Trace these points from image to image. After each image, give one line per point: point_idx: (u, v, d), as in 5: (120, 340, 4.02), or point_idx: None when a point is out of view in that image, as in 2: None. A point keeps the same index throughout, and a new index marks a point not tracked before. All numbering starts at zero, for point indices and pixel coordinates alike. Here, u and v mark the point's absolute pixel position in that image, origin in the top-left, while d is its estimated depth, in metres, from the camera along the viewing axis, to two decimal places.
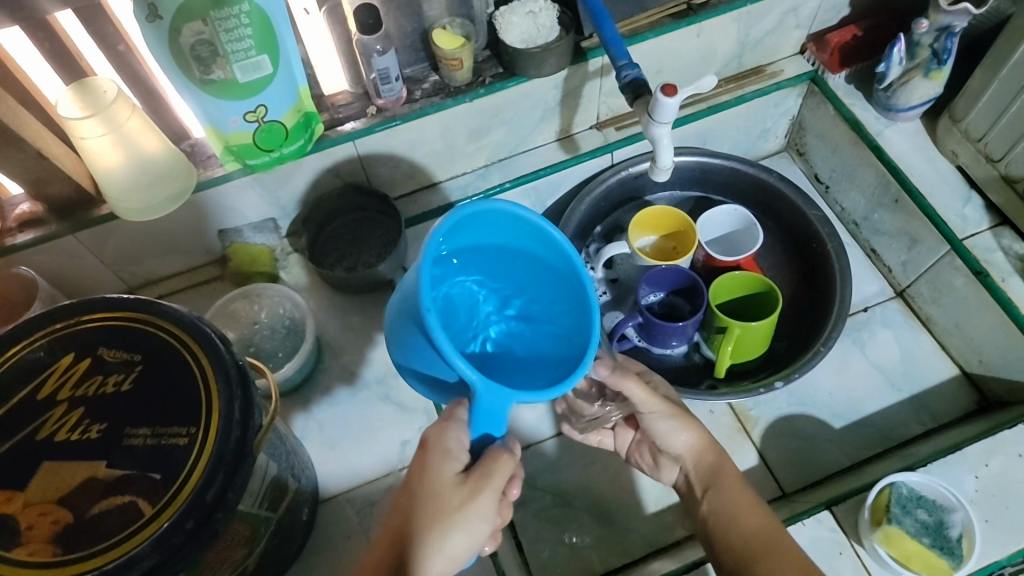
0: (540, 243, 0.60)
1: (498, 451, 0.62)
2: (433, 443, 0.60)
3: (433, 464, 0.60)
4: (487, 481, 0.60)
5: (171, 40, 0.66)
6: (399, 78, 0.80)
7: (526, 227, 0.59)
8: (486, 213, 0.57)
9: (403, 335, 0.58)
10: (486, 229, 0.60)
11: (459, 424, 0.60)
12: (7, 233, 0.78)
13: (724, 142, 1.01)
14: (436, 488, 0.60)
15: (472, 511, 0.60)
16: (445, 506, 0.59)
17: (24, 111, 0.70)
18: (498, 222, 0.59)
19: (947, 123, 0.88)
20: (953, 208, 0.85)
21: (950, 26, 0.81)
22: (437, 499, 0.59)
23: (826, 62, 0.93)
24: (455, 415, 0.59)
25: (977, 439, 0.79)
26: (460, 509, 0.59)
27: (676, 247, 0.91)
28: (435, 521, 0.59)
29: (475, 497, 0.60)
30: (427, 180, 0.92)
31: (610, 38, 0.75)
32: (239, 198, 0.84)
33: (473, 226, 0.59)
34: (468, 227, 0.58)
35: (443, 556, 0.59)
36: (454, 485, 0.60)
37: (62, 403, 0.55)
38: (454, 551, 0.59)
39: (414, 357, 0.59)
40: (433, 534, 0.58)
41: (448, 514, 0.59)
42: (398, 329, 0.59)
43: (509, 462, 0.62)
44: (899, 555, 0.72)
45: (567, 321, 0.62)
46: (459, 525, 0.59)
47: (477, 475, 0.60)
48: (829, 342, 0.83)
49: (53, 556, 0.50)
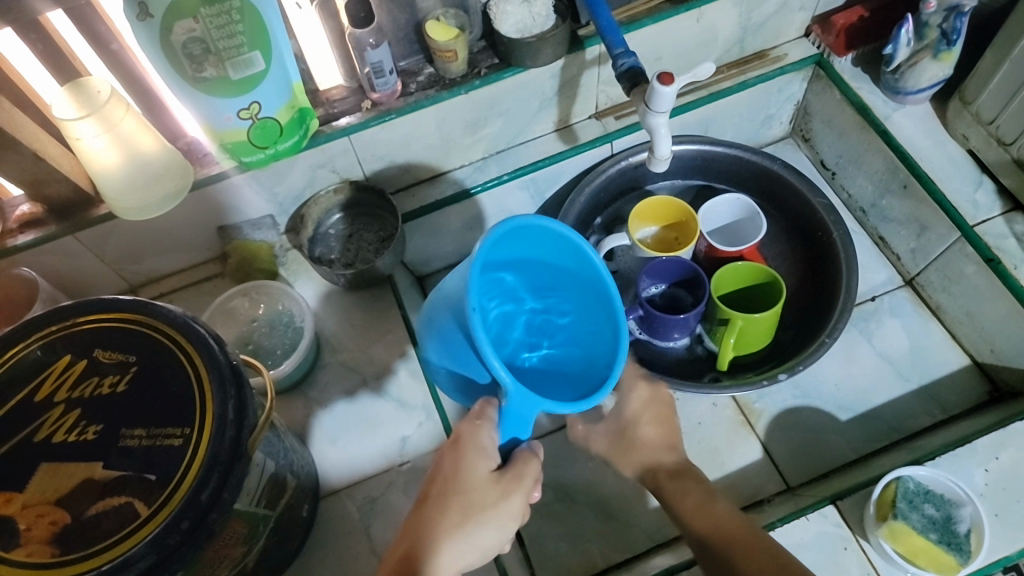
0: (580, 264, 0.62)
1: (527, 455, 0.64)
2: (469, 442, 0.61)
3: (468, 461, 0.61)
4: (519, 482, 0.62)
5: (163, 39, 0.65)
6: (393, 71, 0.79)
7: (568, 247, 0.61)
8: (533, 231, 0.59)
9: (443, 332, 0.61)
10: (528, 245, 0.61)
11: (486, 422, 0.60)
12: (8, 234, 0.79)
13: (726, 129, 0.99)
14: (472, 484, 0.61)
15: (505, 510, 0.62)
16: (481, 503, 0.61)
17: (19, 112, 0.70)
18: (542, 241, 0.61)
19: (957, 106, 0.85)
20: (964, 193, 0.83)
21: (960, 6, 0.79)
22: (471, 495, 0.61)
23: (831, 45, 0.91)
24: (487, 413, 0.60)
25: (988, 432, 0.77)
26: (495, 506, 0.61)
27: (677, 237, 0.90)
28: (473, 515, 0.61)
29: (509, 496, 0.62)
30: (425, 174, 0.91)
31: (606, 26, 0.74)
32: (236, 195, 0.83)
33: (518, 242, 0.60)
34: (513, 241, 0.60)
35: (478, 550, 0.61)
36: (489, 481, 0.62)
37: (59, 404, 0.56)
38: (487, 545, 0.61)
39: (449, 353, 0.62)
40: (470, 528, 0.60)
41: (483, 510, 0.61)
42: (437, 328, 0.62)
43: (536, 465, 0.64)
44: (905, 551, 0.70)
45: (594, 342, 0.64)
46: (493, 520, 0.61)
47: (510, 475, 0.62)
48: (834, 333, 0.81)
49: (51, 557, 0.50)
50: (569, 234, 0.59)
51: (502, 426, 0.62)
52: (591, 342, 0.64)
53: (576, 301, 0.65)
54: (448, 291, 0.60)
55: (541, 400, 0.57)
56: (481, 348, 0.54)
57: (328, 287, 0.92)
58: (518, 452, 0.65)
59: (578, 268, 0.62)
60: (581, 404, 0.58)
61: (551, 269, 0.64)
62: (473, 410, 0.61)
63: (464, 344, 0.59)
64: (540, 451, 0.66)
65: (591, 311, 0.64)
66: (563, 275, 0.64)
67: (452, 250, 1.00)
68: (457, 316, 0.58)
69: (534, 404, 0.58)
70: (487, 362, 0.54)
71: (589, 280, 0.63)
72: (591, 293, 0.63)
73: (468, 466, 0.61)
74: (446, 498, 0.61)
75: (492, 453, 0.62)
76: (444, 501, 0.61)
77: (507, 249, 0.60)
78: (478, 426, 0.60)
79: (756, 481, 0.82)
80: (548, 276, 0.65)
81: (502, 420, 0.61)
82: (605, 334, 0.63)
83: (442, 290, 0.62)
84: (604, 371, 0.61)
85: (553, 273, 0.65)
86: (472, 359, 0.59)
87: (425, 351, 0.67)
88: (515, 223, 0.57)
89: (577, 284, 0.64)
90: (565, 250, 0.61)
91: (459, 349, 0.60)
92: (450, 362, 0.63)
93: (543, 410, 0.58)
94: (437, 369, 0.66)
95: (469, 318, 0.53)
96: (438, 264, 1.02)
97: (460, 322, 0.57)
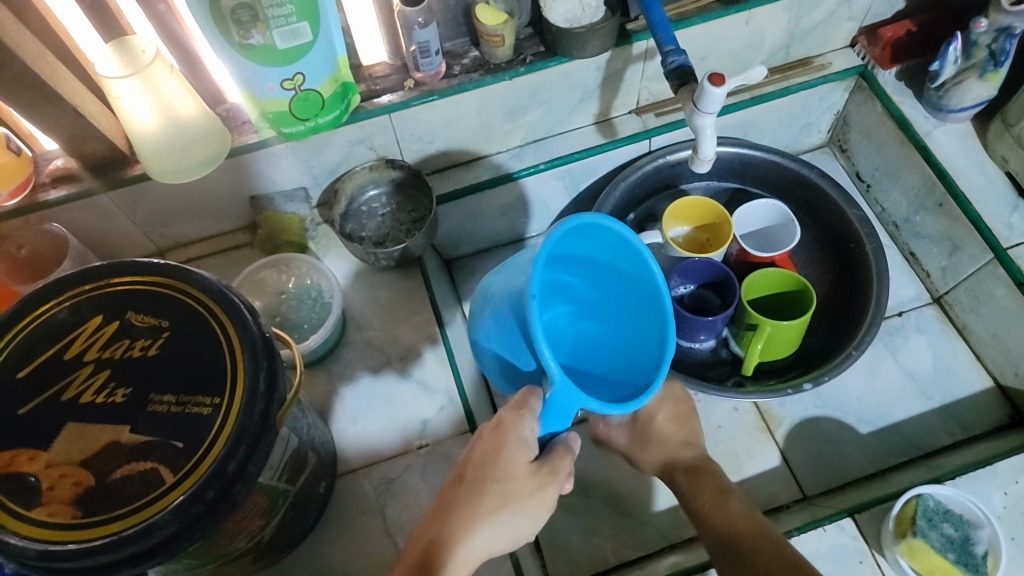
0: (639, 271, 0.62)
1: (561, 448, 0.64)
2: (511, 430, 0.60)
3: (509, 452, 0.60)
4: (554, 475, 0.62)
5: (212, 3, 0.64)
6: (439, 52, 0.78)
7: (629, 251, 0.61)
8: (599, 229, 0.59)
9: (498, 314, 0.61)
10: (589, 244, 0.61)
11: (529, 412, 0.59)
12: (40, 188, 0.78)
13: (765, 134, 0.99)
14: (512, 474, 0.60)
15: (539, 501, 0.62)
16: (520, 492, 0.61)
17: (62, 67, 0.69)
18: (603, 241, 0.61)
19: (998, 127, 0.85)
20: (1000, 215, 0.82)
21: (1011, 27, 0.78)
22: (503, 484, 0.60)
23: (877, 58, 0.90)
24: (530, 404, 0.59)
25: (1008, 455, 0.78)
26: (531, 496, 0.61)
27: (709, 239, 0.90)
28: (509, 503, 0.60)
29: (544, 488, 0.62)
30: (462, 157, 0.91)
31: (658, 22, 0.73)
32: (273, 165, 0.83)
33: (582, 237, 0.60)
34: (576, 238, 0.60)
35: (508, 536, 0.60)
36: (527, 473, 0.61)
37: (89, 363, 0.55)
38: (517, 531, 0.61)
39: (500, 338, 0.62)
40: (506, 516, 0.60)
41: (519, 499, 0.60)
42: (490, 310, 0.63)
43: (570, 460, 0.64)
44: (922, 568, 0.71)
45: (638, 350, 0.63)
46: (527, 509, 0.61)
47: (547, 467, 0.62)
48: (861, 346, 0.81)
49: (74, 518, 0.50)
50: (631, 238, 0.59)
51: (543, 418, 0.61)
52: (633, 349, 0.64)
53: (625, 308, 0.65)
54: (510, 277, 0.60)
55: (585, 398, 0.57)
56: (533, 338, 0.54)
57: (357, 264, 0.91)
58: (555, 444, 0.65)
59: (635, 275, 0.62)
60: (624, 406, 0.58)
61: (606, 271, 0.64)
62: (516, 399, 0.60)
63: (517, 330, 0.59)
64: (575, 446, 0.65)
65: (638, 320, 0.64)
66: (617, 279, 0.64)
67: (482, 235, 1.00)
68: (513, 303, 0.58)
69: (576, 399, 0.57)
70: (539, 352, 0.54)
71: (643, 290, 0.62)
72: (644, 303, 0.63)
73: (510, 454, 0.60)
74: (484, 485, 0.59)
75: (531, 444, 0.61)
76: (481, 487, 0.60)
77: (570, 242, 0.61)
78: (521, 417, 0.59)
79: (773, 489, 0.83)
80: (606, 282, 0.65)
81: (543, 411, 0.60)
82: (651, 347, 0.62)
83: (502, 276, 0.62)
84: (643, 381, 0.61)
85: (606, 277, 0.65)
86: (522, 347, 0.59)
87: (473, 331, 0.67)
88: (582, 219, 0.57)
89: (630, 292, 0.64)
90: (626, 254, 0.61)
91: (510, 335, 0.60)
92: (499, 346, 0.63)
93: (584, 407, 0.57)
94: (483, 351, 0.66)
95: (528, 305, 0.53)
96: (468, 248, 1.02)
97: (517, 309, 0.58)
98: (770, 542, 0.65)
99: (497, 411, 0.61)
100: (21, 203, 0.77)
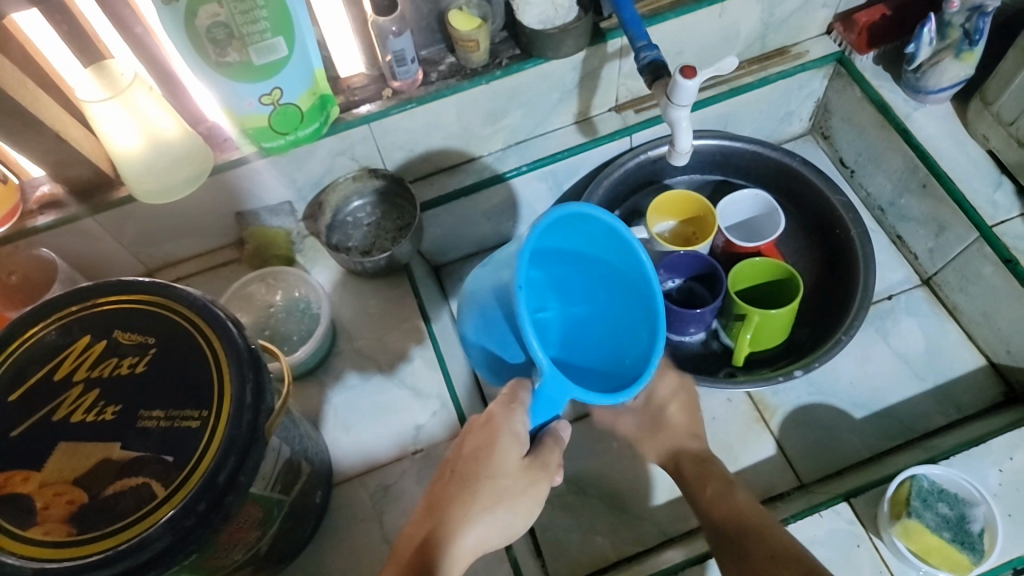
0: (628, 262, 0.62)
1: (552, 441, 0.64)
2: (502, 425, 0.60)
3: (502, 445, 0.60)
4: (545, 469, 0.62)
5: (187, 23, 0.65)
6: (415, 60, 0.79)
7: (618, 241, 0.61)
8: (587, 220, 0.59)
9: (485, 308, 0.61)
10: (579, 234, 0.62)
11: (519, 406, 0.60)
12: (28, 215, 0.79)
13: (746, 125, 0.99)
14: (503, 470, 0.60)
15: (532, 496, 0.61)
16: (511, 489, 0.60)
17: (43, 94, 0.70)
18: (593, 231, 0.61)
19: (978, 106, 0.85)
20: (983, 194, 0.82)
21: (983, 6, 0.79)
22: (494, 482, 0.60)
23: (853, 43, 0.90)
24: (520, 397, 0.60)
25: (1002, 432, 0.77)
26: (523, 492, 0.61)
27: (695, 232, 0.90)
28: (503, 501, 0.60)
29: (536, 483, 0.61)
30: (444, 162, 0.91)
31: (630, 19, 0.74)
32: (257, 181, 0.83)
33: (570, 228, 0.61)
34: (563, 228, 0.60)
35: (503, 530, 0.60)
36: (518, 468, 0.61)
37: (78, 383, 0.56)
38: (512, 526, 0.61)
39: (488, 331, 0.62)
40: (500, 512, 0.59)
41: (512, 496, 0.60)
42: (478, 305, 0.63)
43: (559, 453, 0.64)
44: (919, 549, 0.71)
45: (626, 343, 0.64)
46: (521, 505, 0.61)
47: (537, 463, 0.62)
48: (851, 331, 0.81)
49: (68, 535, 0.51)
50: (621, 227, 0.59)
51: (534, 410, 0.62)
52: (622, 341, 0.64)
53: (613, 300, 0.66)
54: (496, 271, 0.60)
55: (574, 388, 0.58)
56: (521, 330, 0.54)
57: (345, 274, 0.92)
58: (545, 436, 0.65)
59: (625, 268, 0.63)
60: (614, 396, 0.58)
61: (593, 264, 0.65)
62: (507, 393, 0.60)
63: (505, 323, 0.59)
64: (564, 436, 0.66)
65: (627, 309, 0.64)
66: (604, 274, 0.65)
67: (469, 240, 1.01)
68: (502, 299, 0.58)
69: (564, 389, 0.58)
70: (528, 344, 0.54)
71: (633, 280, 0.63)
72: (633, 292, 0.64)
73: (501, 451, 0.60)
74: (477, 481, 0.59)
75: (523, 439, 0.61)
76: (475, 483, 0.59)
77: (558, 234, 0.61)
78: (512, 411, 0.60)
79: (770, 478, 0.83)
80: (594, 272, 0.66)
81: (534, 402, 0.61)
82: (641, 336, 0.63)
83: (489, 270, 0.62)
84: (633, 371, 0.61)
85: (594, 268, 0.65)
86: (511, 338, 0.60)
87: (461, 326, 0.67)
88: (571, 209, 0.57)
89: (618, 282, 0.64)
90: (616, 244, 0.61)
91: (501, 329, 0.60)
92: (487, 339, 0.63)
93: (574, 397, 0.58)
94: (471, 346, 0.66)
95: (516, 298, 0.53)
96: (456, 253, 1.03)
97: (504, 302, 0.58)
98: (764, 530, 0.66)
99: (486, 408, 0.61)
100: (10, 229, 0.78)
